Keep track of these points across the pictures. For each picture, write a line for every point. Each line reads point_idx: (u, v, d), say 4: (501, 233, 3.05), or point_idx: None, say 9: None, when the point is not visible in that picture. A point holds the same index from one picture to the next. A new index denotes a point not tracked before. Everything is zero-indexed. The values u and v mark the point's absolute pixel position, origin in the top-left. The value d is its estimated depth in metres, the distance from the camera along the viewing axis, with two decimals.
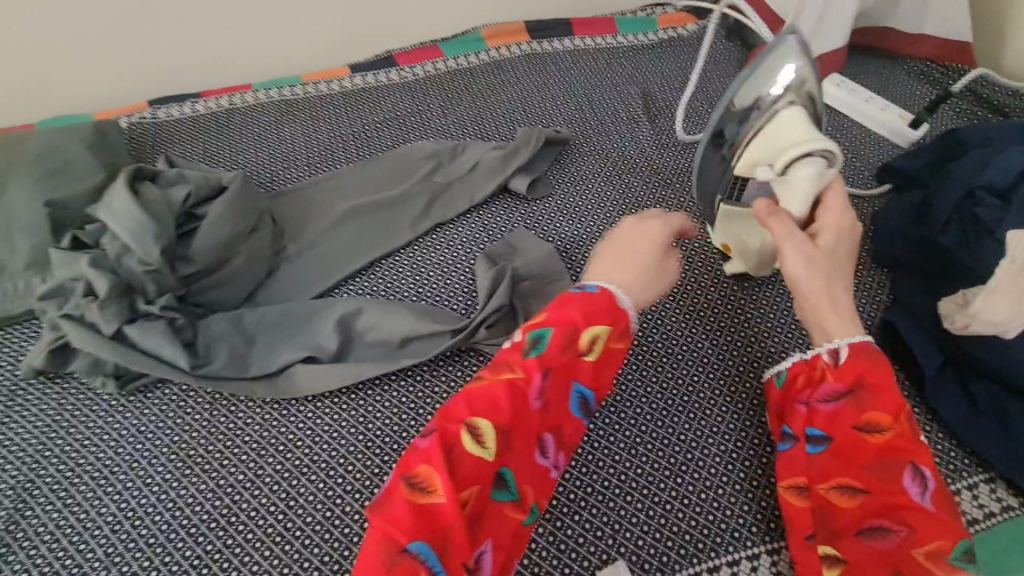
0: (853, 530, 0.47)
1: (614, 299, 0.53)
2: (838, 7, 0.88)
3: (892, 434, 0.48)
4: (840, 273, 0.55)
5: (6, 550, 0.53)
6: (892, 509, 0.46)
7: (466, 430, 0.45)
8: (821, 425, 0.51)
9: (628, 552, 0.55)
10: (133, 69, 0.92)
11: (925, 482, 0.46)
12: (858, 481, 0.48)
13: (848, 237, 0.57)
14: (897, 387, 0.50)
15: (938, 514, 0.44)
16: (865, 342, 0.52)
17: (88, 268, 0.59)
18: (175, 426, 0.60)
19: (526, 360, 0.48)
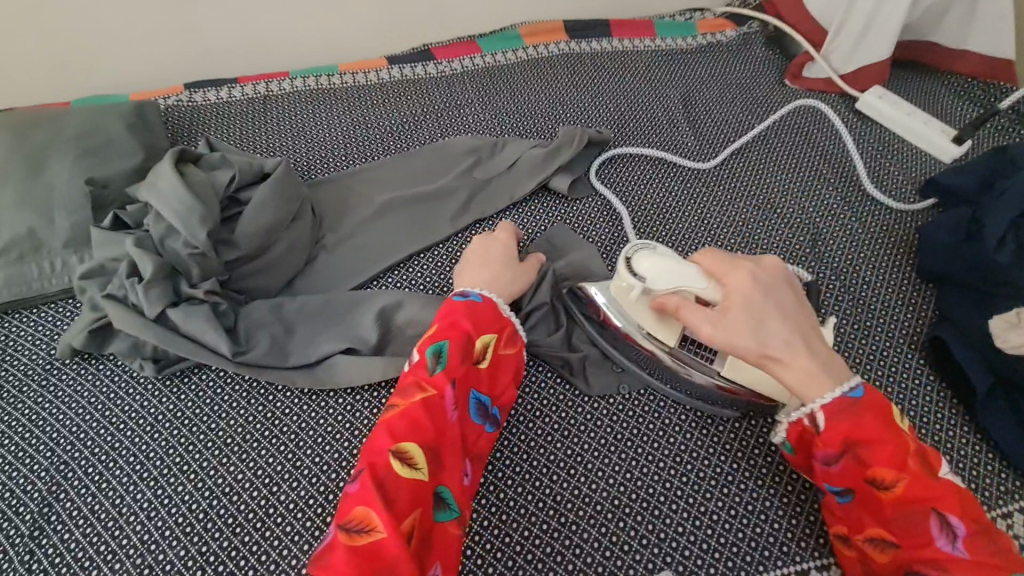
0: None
1: (495, 306, 0.58)
2: (885, 18, 0.88)
3: (904, 488, 0.46)
4: (774, 324, 0.50)
5: (41, 532, 0.52)
6: (931, 562, 0.45)
7: (391, 455, 0.47)
8: (837, 485, 0.49)
9: (674, 562, 0.53)
10: (171, 50, 0.92)
11: (953, 529, 0.45)
12: (890, 536, 0.47)
13: (757, 277, 0.52)
14: (894, 429, 0.48)
15: (976, 560, 0.43)
16: (845, 395, 0.49)
17: (133, 248, 0.59)
18: (212, 413, 0.59)
19: (435, 377, 0.51)
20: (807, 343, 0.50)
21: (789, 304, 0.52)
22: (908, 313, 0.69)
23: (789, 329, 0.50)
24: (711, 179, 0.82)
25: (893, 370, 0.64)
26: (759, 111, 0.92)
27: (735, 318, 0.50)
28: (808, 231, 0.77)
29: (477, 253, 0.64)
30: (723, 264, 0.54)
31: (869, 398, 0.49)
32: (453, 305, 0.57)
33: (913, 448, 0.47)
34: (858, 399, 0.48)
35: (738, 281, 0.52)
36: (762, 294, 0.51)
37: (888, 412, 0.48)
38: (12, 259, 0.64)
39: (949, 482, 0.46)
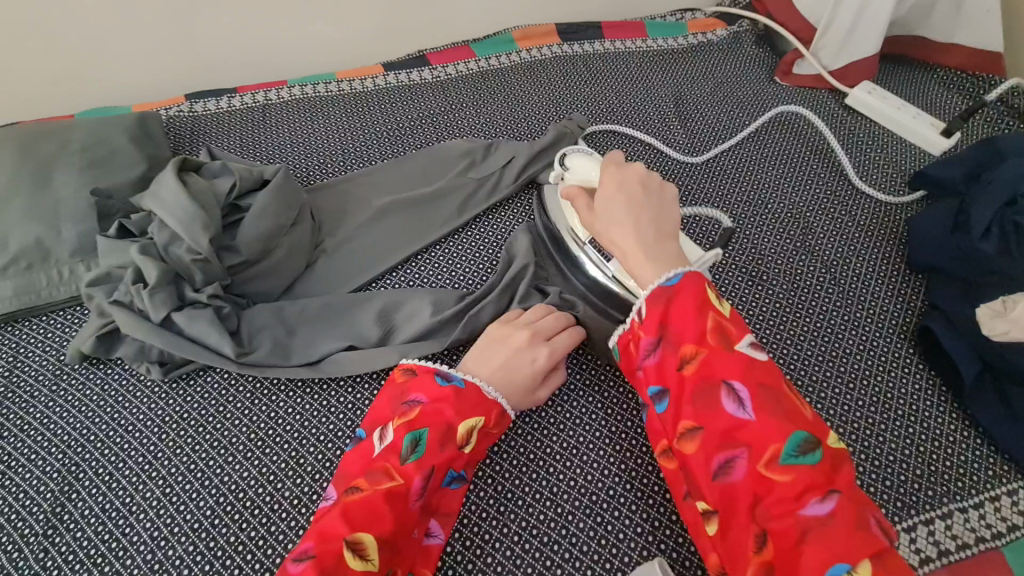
0: (706, 472, 0.44)
1: (481, 392, 0.56)
2: (873, 12, 0.88)
3: (698, 362, 0.47)
4: (616, 215, 0.56)
5: (54, 531, 0.54)
6: (728, 434, 0.44)
7: (347, 547, 0.45)
8: (658, 381, 0.50)
9: (669, 549, 0.54)
10: (172, 62, 0.94)
11: (741, 396, 0.44)
12: (692, 420, 0.46)
13: (625, 175, 0.58)
14: (699, 305, 0.48)
15: (764, 421, 0.43)
16: (662, 284, 0.51)
17: (138, 255, 0.60)
18: (217, 413, 0.60)
19: (405, 466, 0.50)
20: (647, 232, 0.54)
21: (643, 201, 0.56)
22: (898, 302, 0.70)
23: (632, 217, 0.55)
24: (703, 176, 0.83)
25: (884, 359, 0.66)
26: (749, 108, 0.93)
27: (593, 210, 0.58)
28: (799, 225, 0.78)
29: (507, 352, 0.59)
30: (610, 165, 0.60)
31: (685, 280, 0.50)
32: (438, 389, 0.55)
33: (714, 322, 0.48)
34: (672, 286, 0.50)
35: (605, 177, 0.58)
36: (619, 189, 0.57)
37: (699, 292, 0.49)
38: (21, 269, 0.66)
39: (743, 351, 0.46)
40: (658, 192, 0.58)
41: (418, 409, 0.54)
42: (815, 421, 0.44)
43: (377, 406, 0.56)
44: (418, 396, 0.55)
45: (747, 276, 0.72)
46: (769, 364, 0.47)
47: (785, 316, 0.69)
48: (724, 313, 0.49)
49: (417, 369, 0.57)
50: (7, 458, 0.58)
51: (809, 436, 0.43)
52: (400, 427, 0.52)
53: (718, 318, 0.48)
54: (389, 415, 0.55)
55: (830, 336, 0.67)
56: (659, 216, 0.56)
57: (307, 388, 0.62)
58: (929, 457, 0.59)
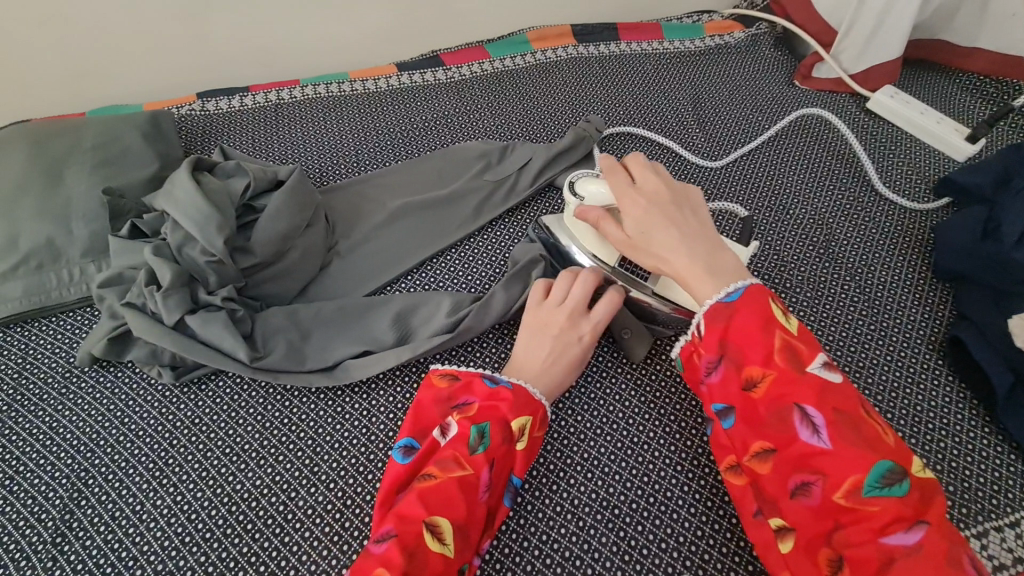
0: (784, 495, 0.45)
1: (528, 395, 0.55)
2: (896, 16, 0.87)
3: (768, 383, 0.46)
4: (660, 232, 0.53)
5: (62, 538, 0.53)
6: (804, 460, 0.44)
7: (424, 527, 0.46)
8: (722, 399, 0.49)
9: (694, 566, 0.52)
10: (185, 60, 0.93)
11: (816, 421, 0.44)
12: (768, 441, 0.46)
13: (651, 192, 0.56)
14: (766, 325, 0.47)
15: (843, 450, 0.42)
16: (720, 300, 0.50)
17: (151, 257, 0.59)
18: (230, 419, 0.59)
19: (472, 457, 0.50)
20: (697, 248, 0.53)
21: (678, 214, 0.55)
22: (926, 312, 0.68)
23: (677, 233, 0.53)
24: (723, 181, 0.82)
25: (913, 370, 0.64)
26: (769, 112, 0.92)
27: (629, 230, 0.55)
28: (822, 231, 0.76)
29: (556, 340, 0.59)
30: (627, 183, 0.58)
31: (745, 297, 0.49)
32: (489, 390, 0.54)
33: (782, 341, 0.47)
34: (732, 302, 0.49)
35: (628, 196, 0.57)
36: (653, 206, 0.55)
37: (766, 310, 0.48)
38: (31, 269, 0.65)
39: (817, 374, 0.45)
40: (687, 204, 0.56)
41: (475, 407, 0.54)
42: (899, 446, 0.43)
43: (417, 411, 0.55)
44: (468, 397, 0.55)
45: (771, 284, 0.71)
46: (845, 386, 0.45)
47: (809, 325, 0.67)
48: (792, 331, 0.47)
49: (457, 373, 0.57)
50: (15, 464, 0.57)
51: (894, 466, 0.42)
52: (462, 420, 0.52)
53: (787, 337, 0.47)
54: (441, 417, 0.55)
55: (856, 346, 0.66)
56: (702, 228, 0.55)
57: (322, 394, 0.61)
58: (961, 473, 0.57)
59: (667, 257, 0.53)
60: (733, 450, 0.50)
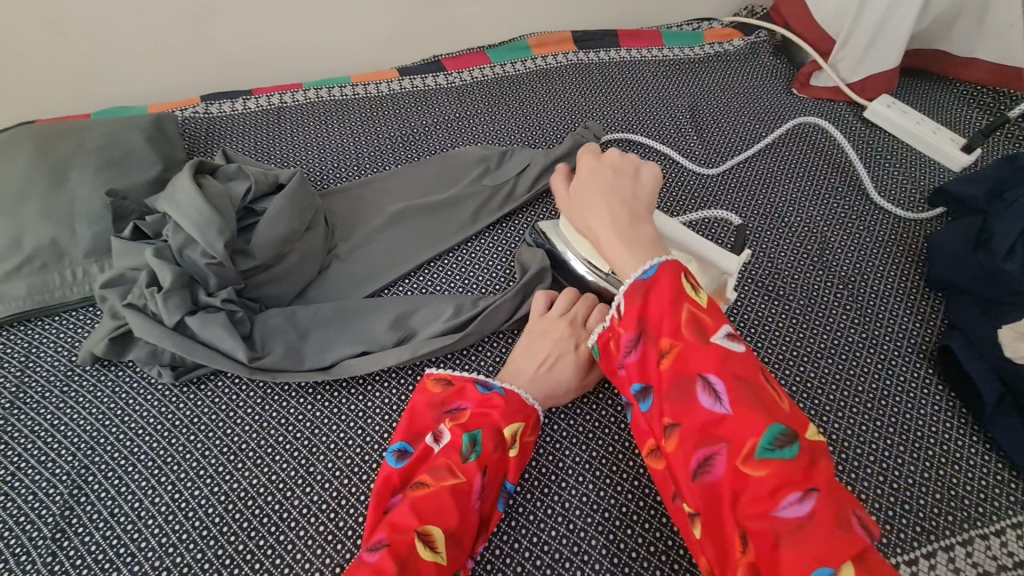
0: (687, 470, 0.42)
1: (521, 400, 0.56)
2: (893, 26, 0.88)
3: (674, 356, 0.44)
4: (592, 199, 0.55)
5: (62, 534, 0.54)
6: (706, 431, 0.42)
7: (416, 537, 0.47)
8: (637, 379, 0.47)
9: (682, 570, 0.52)
10: (189, 63, 0.95)
11: (717, 389, 0.42)
12: (670, 416, 0.44)
13: (610, 165, 0.57)
14: (676, 295, 0.46)
15: (742, 416, 0.41)
16: (637, 278, 0.48)
17: (153, 259, 0.60)
18: (228, 418, 0.60)
19: (465, 465, 0.51)
20: (621, 215, 0.53)
21: (620, 187, 0.55)
22: (917, 321, 0.69)
23: (606, 200, 0.54)
24: (718, 188, 0.83)
25: (902, 378, 0.65)
26: (766, 120, 0.92)
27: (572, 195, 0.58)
28: (816, 239, 0.77)
29: (550, 350, 0.60)
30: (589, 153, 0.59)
31: (660, 272, 0.47)
32: (483, 398, 0.55)
33: (688, 313, 0.45)
34: (648, 278, 0.47)
35: (584, 164, 0.58)
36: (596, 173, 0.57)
37: (676, 282, 0.46)
38: (36, 268, 0.66)
39: (720, 343, 0.43)
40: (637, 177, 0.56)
41: (468, 414, 0.55)
42: (792, 411, 0.42)
43: (412, 415, 0.56)
44: (462, 404, 0.56)
45: (765, 291, 0.71)
46: (747, 355, 0.44)
47: (801, 331, 0.68)
48: (701, 303, 0.46)
49: (451, 379, 0.57)
50: (17, 460, 0.58)
51: (786, 429, 0.40)
52: (455, 429, 0.53)
53: (695, 309, 0.45)
54: (436, 423, 0.55)
55: (847, 353, 0.66)
56: (635, 200, 0.55)
57: (320, 395, 0.62)
58: (949, 481, 0.58)
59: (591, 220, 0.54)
60: (648, 431, 0.48)
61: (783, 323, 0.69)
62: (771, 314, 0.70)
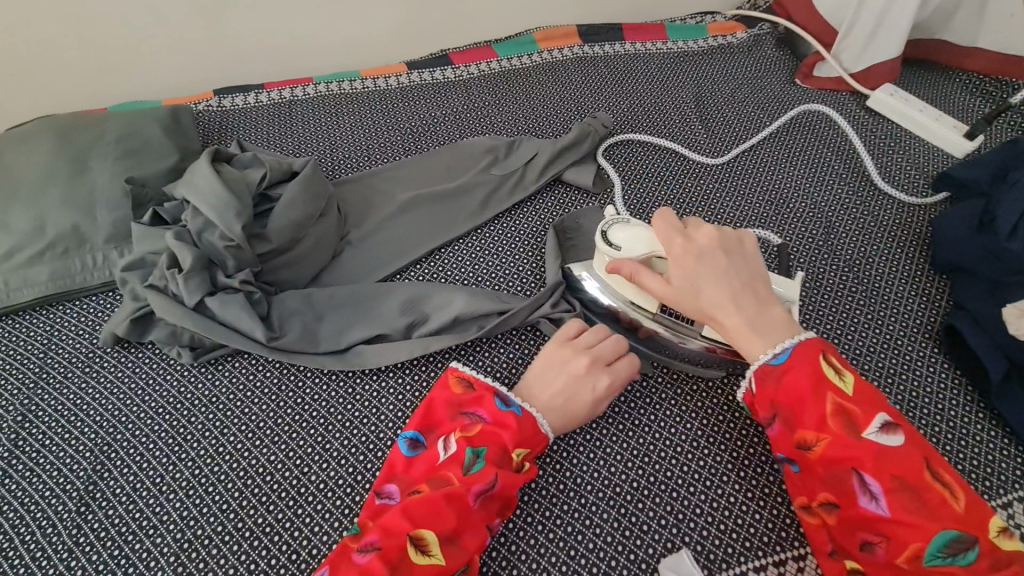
0: (847, 549, 0.48)
1: (534, 425, 0.56)
2: (895, 16, 0.89)
3: (823, 448, 0.48)
4: (708, 288, 0.54)
5: (86, 508, 0.55)
6: (863, 522, 0.46)
7: (409, 541, 0.47)
8: (781, 450, 0.52)
9: (693, 543, 0.53)
10: (202, 58, 0.97)
11: (874, 488, 0.46)
12: (829, 497, 0.49)
13: (704, 245, 0.56)
14: (818, 383, 0.50)
15: (903, 516, 0.44)
16: (767, 361, 0.52)
17: (173, 242, 0.62)
18: (245, 397, 0.61)
19: (467, 475, 0.51)
20: (749, 305, 0.54)
21: (727, 268, 0.55)
22: (921, 302, 0.70)
23: (728, 292, 0.54)
24: (723, 176, 0.84)
25: (908, 358, 0.65)
26: (770, 109, 0.94)
27: (677, 282, 0.55)
28: (821, 224, 0.78)
29: (568, 381, 0.59)
30: (673, 231, 0.57)
31: (794, 358, 0.51)
32: (498, 411, 0.56)
33: (834, 404, 0.49)
34: (778, 364, 0.52)
35: (675, 248, 0.56)
36: (701, 259, 0.55)
37: (813, 369, 0.50)
38: (57, 255, 0.68)
39: (873, 440, 0.47)
40: (737, 252, 0.57)
41: (479, 425, 0.55)
42: (970, 511, 0.44)
43: (429, 406, 0.57)
44: (477, 414, 0.56)
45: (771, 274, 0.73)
46: (906, 448, 0.47)
47: (806, 312, 0.69)
48: (848, 392, 0.49)
49: (473, 382, 0.59)
50: (41, 437, 0.59)
51: (960, 536, 0.43)
52: (461, 438, 0.54)
53: (838, 400, 0.49)
54: (448, 426, 0.56)
55: (853, 334, 0.67)
56: (750, 277, 0.56)
57: (334, 375, 0.63)
58: (955, 457, 0.59)
59: (717, 314, 0.55)
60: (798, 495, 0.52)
61: None
62: None
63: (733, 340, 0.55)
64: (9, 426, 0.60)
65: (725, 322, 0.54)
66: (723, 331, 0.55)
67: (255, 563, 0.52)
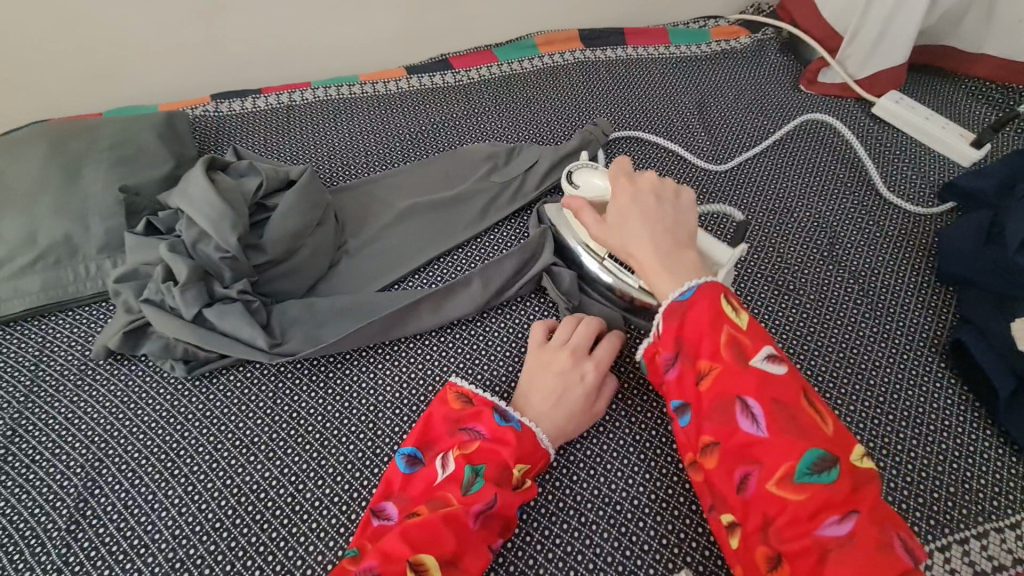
0: (727, 487, 0.45)
1: (535, 439, 0.55)
2: (901, 22, 0.88)
3: (712, 378, 0.46)
4: (631, 222, 0.55)
5: (76, 526, 0.54)
6: (745, 450, 0.44)
7: (410, 567, 0.45)
8: (680, 394, 0.49)
9: (695, 563, 0.52)
10: (199, 61, 0.96)
11: (756, 412, 0.44)
12: (712, 435, 0.46)
13: (643, 188, 0.57)
14: (715, 315, 0.47)
15: (779, 439, 0.43)
16: (675, 298, 0.50)
17: (167, 253, 0.61)
18: (240, 411, 0.60)
19: (466, 495, 0.49)
20: (667, 243, 0.53)
21: (659, 210, 0.55)
22: (928, 314, 0.69)
23: (648, 228, 0.54)
24: (727, 183, 0.83)
25: (914, 371, 0.64)
26: (774, 116, 0.92)
27: (609, 219, 0.57)
28: (826, 234, 0.77)
29: (557, 383, 0.58)
30: (621, 174, 0.59)
31: (698, 295, 0.48)
32: (498, 426, 0.54)
33: (728, 335, 0.46)
34: (686, 300, 0.49)
35: (617, 187, 0.58)
36: (635, 197, 0.56)
37: (714, 304, 0.47)
38: (49, 265, 0.66)
39: (760, 366, 0.45)
40: (679, 204, 0.57)
41: (478, 442, 0.53)
42: (837, 435, 0.44)
43: (428, 423, 0.56)
44: (476, 430, 0.54)
45: (773, 283, 0.72)
46: (788, 377, 0.45)
47: (810, 322, 0.68)
48: (742, 326, 0.47)
49: (472, 398, 0.57)
50: (31, 453, 0.58)
51: (826, 454, 0.42)
52: (460, 456, 0.52)
53: (734, 331, 0.46)
54: (447, 444, 0.54)
55: (858, 347, 0.66)
56: (677, 226, 0.55)
57: (330, 389, 0.62)
58: (963, 475, 0.57)
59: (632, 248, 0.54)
60: (684, 446, 0.49)
61: (791, 315, 0.69)
62: (778, 308, 0.69)
63: (645, 276, 0.53)
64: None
65: (640, 257, 0.53)
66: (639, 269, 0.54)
67: None
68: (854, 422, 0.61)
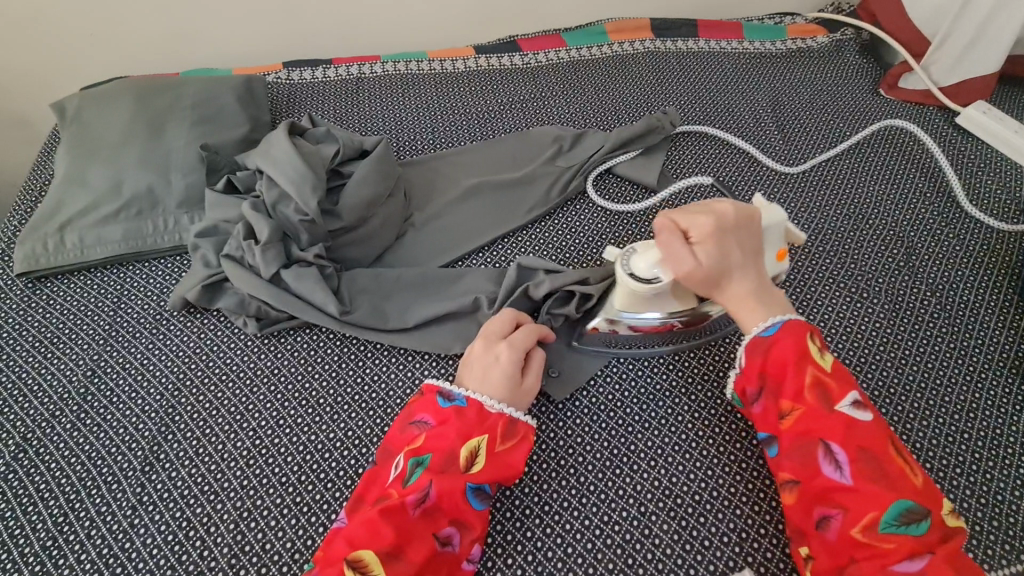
0: (807, 525, 0.47)
1: (483, 408, 0.53)
2: (996, 31, 0.85)
3: (796, 418, 0.48)
4: (731, 259, 0.53)
5: (150, 467, 0.56)
6: (825, 495, 0.46)
7: (346, 565, 0.44)
8: (762, 427, 0.51)
9: (756, 563, 0.51)
10: (274, 28, 0.97)
11: (840, 458, 0.46)
12: (791, 474, 0.48)
13: (721, 218, 0.53)
14: (802, 358, 0.49)
15: (863, 487, 0.44)
16: (760, 333, 0.52)
17: (249, 212, 0.63)
18: (306, 372, 0.61)
19: (405, 487, 0.49)
20: (758, 277, 0.54)
21: (745, 240, 0.54)
22: (1010, 335, 0.66)
23: (743, 263, 0.53)
24: (799, 183, 0.81)
25: (993, 393, 0.62)
26: (850, 119, 0.89)
27: (706, 261, 0.52)
28: (902, 243, 0.74)
29: (474, 367, 0.56)
30: (685, 217, 0.55)
31: (783, 331, 0.51)
32: (441, 409, 0.53)
33: (813, 377, 0.48)
34: (770, 335, 0.51)
35: (703, 222, 0.53)
36: (723, 231, 0.53)
37: (800, 342, 0.50)
38: (132, 215, 0.69)
39: (846, 412, 0.47)
40: (752, 222, 0.55)
41: (424, 433, 0.52)
42: (926, 487, 0.45)
43: (394, 428, 0.54)
44: (424, 418, 0.53)
45: (847, 291, 0.70)
46: (874, 424, 0.47)
47: (884, 333, 0.66)
48: (826, 367, 0.49)
49: (421, 390, 0.56)
50: (108, 394, 0.60)
51: (914, 506, 0.43)
52: (407, 452, 0.51)
53: (819, 373, 0.48)
54: (399, 438, 0.53)
55: (934, 363, 0.64)
56: (760, 256, 0.55)
57: (394, 356, 0.63)
58: None
59: (731, 289, 0.53)
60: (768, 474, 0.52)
61: (864, 324, 0.67)
62: (851, 316, 0.68)
63: (735, 311, 0.54)
64: (79, 379, 0.61)
65: (735, 293, 0.53)
66: (730, 304, 0.54)
67: (312, 538, 0.52)
68: (928, 437, 0.59)
